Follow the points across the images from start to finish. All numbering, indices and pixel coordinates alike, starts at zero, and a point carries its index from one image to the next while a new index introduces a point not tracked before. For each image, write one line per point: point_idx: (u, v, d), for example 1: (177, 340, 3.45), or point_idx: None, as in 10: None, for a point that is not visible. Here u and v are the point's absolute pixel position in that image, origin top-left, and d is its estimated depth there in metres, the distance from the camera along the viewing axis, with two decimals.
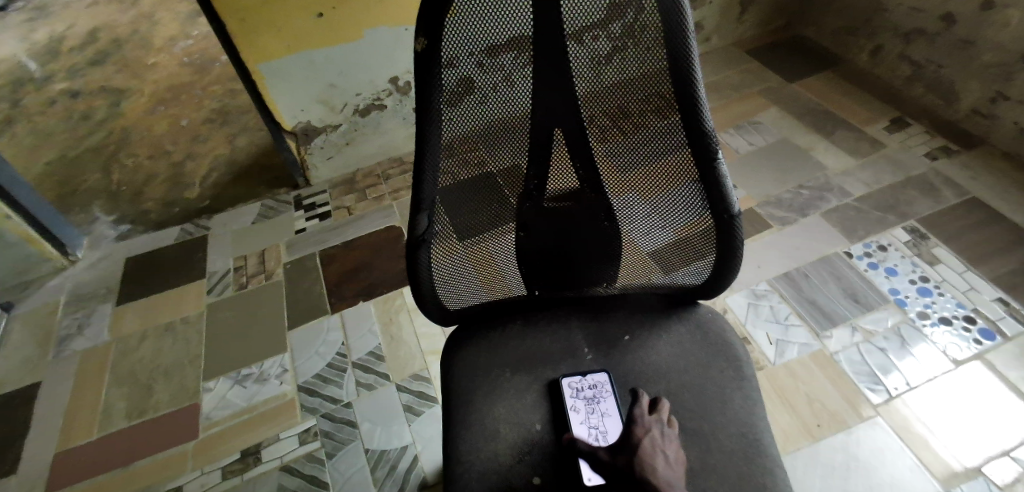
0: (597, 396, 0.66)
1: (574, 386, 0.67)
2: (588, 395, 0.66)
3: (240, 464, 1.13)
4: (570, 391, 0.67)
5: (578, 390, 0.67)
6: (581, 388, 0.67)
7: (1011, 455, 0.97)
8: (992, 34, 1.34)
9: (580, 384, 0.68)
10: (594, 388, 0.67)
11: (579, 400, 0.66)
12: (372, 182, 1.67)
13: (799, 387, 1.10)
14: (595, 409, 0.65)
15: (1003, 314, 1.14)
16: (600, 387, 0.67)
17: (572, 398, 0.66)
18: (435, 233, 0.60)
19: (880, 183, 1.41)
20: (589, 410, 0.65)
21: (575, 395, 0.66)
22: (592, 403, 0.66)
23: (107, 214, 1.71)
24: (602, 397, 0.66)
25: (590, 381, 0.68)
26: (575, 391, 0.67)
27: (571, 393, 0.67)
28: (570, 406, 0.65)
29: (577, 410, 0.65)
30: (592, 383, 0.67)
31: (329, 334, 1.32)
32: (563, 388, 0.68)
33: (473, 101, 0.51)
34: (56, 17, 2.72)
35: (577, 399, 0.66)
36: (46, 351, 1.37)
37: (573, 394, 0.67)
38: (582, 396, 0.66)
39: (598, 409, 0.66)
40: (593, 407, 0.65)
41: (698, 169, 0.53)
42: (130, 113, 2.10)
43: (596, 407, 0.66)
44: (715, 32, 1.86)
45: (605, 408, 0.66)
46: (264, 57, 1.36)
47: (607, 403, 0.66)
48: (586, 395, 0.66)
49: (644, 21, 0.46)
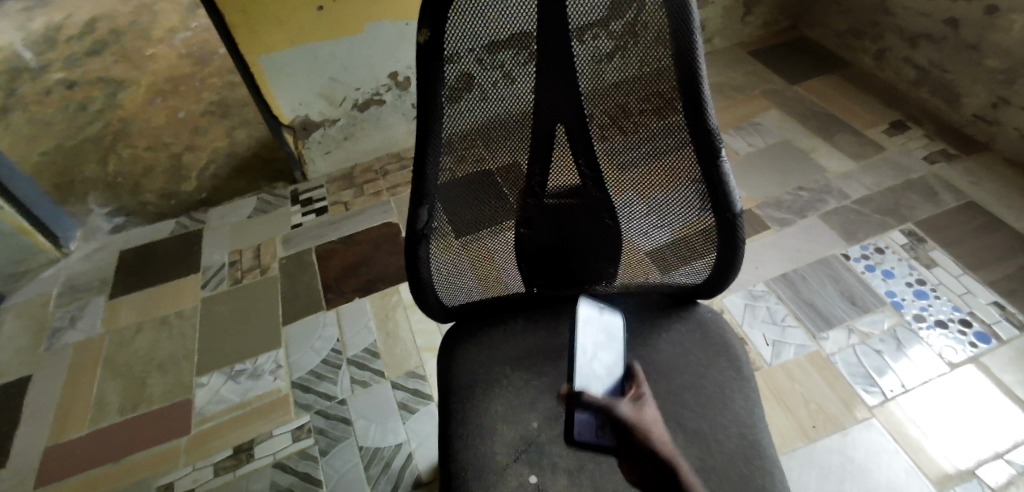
0: (610, 335, 0.59)
1: (588, 315, 0.58)
2: (604, 331, 0.59)
3: (233, 460, 1.12)
4: (587, 316, 0.57)
5: (597, 315, 0.59)
6: (599, 315, 0.59)
7: (1005, 458, 0.97)
8: (997, 40, 1.34)
9: (598, 309, 0.60)
10: (609, 324, 0.60)
11: (594, 331, 0.57)
12: (371, 178, 1.66)
13: (795, 388, 1.10)
14: (606, 351, 0.57)
15: (999, 318, 1.14)
16: (614, 329, 0.60)
17: (589, 315, 0.58)
18: (433, 230, 0.59)
19: (880, 186, 1.41)
20: (599, 350, 0.56)
21: (590, 319, 0.58)
22: (607, 344, 0.58)
23: (103, 206, 1.70)
24: (615, 337, 0.59)
25: (607, 315, 0.61)
26: (593, 315, 0.59)
27: (590, 313, 0.58)
28: (586, 321, 0.57)
29: (589, 335, 0.56)
30: (609, 320, 0.60)
31: (325, 330, 1.31)
32: (582, 304, 0.58)
33: (473, 98, 0.51)
34: (55, 7, 2.69)
35: (593, 330, 0.57)
36: (39, 342, 1.36)
37: (588, 312, 0.58)
38: (599, 326, 0.59)
39: (609, 353, 0.57)
40: (607, 344, 0.58)
41: (701, 168, 0.53)
42: (128, 104, 2.08)
43: (607, 350, 0.57)
44: (718, 33, 1.86)
45: (615, 347, 0.58)
46: (264, 50, 1.34)
47: (619, 345, 0.59)
48: (603, 331, 0.59)
49: (648, 19, 0.46)
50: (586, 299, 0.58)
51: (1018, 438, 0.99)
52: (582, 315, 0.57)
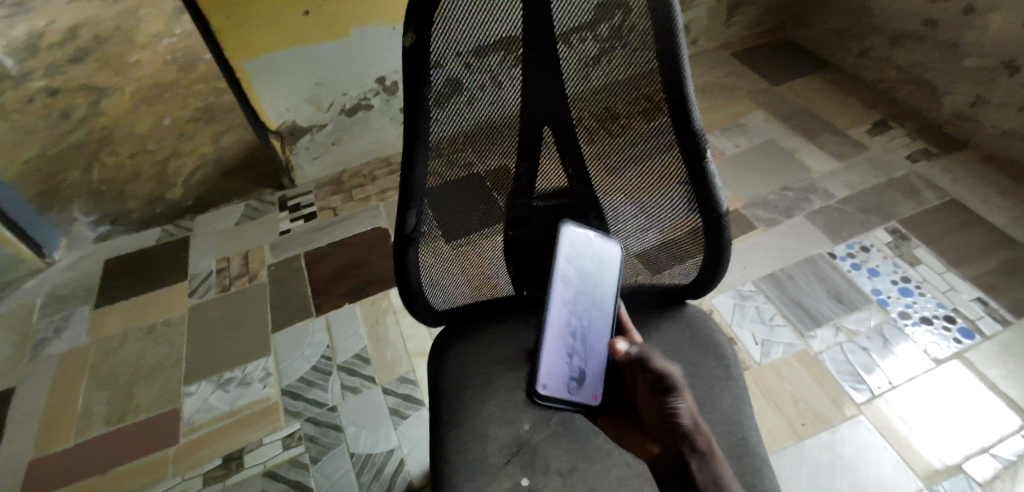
0: (596, 271, 0.59)
1: (572, 252, 0.57)
2: (590, 268, 0.58)
3: (223, 470, 1.11)
4: (570, 259, 0.56)
5: (582, 249, 0.58)
6: (584, 249, 0.58)
7: (991, 452, 0.98)
8: (975, 39, 1.36)
9: (583, 243, 0.58)
10: (600, 255, 0.60)
11: (579, 275, 0.57)
12: (359, 182, 1.66)
13: (785, 386, 1.11)
14: (590, 296, 0.58)
15: (982, 314, 1.16)
16: (607, 255, 0.60)
17: (573, 257, 0.57)
18: (423, 233, 0.59)
19: (864, 185, 1.43)
20: (584, 298, 0.58)
21: (574, 261, 0.57)
22: (588, 290, 0.58)
23: (87, 214, 1.68)
24: (603, 269, 0.60)
25: (599, 246, 0.60)
26: (577, 254, 0.57)
27: (573, 257, 0.57)
28: (572, 266, 0.57)
29: (574, 280, 0.57)
30: (600, 251, 0.59)
31: (314, 336, 1.30)
32: (564, 234, 0.56)
33: (461, 101, 0.51)
34: (37, 13, 2.66)
35: (578, 273, 0.57)
36: (22, 354, 1.34)
37: (571, 252, 0.57)
38: (584, 269, 0.58)
39: (595, 293, 0.59)
40: (588, 287, 0.58)
41: (687, 169, 0.53)
42: (112, 111, 2.06)
43: (591, 291, 0.58)
44: (703, 35, 1.88)
45: (600, 282, 0.59)
46: (249, 55, 1.34)
47: (608, 274, 0.60)
48: (587, 269, 0.58)
49: (633, 22, 0.47)
50: (571, 227, 0.57)
51: (1003, 432, 1.00)
52: (563, 261, 0.56)
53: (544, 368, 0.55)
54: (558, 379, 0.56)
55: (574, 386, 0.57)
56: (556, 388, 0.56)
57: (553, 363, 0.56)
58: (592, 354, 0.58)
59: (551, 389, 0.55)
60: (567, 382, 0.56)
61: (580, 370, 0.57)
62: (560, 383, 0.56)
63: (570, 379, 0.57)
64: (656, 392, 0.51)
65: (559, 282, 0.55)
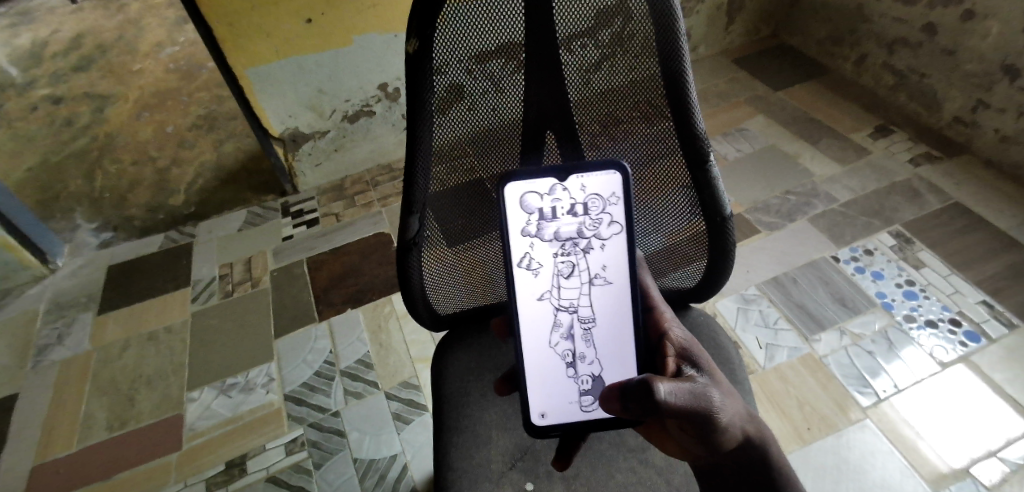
0: (583, 234, 0.54)
1: (543, 200, 0.52)
2: (570, 235, 0.54)
3: (225, 476, 1.11)
4: (533, 233, 0.53)
5: (555, 207, 0.53)
6: (557, 208, 0.53)
7: (998, 456, 0.98)
8: (974, 44, 1.37)
9: (552, 199, 0.53)
10: (587, 203, 0.52)
11: (556, 249, 0.54)
12: (361, 189, 1.66)
13: (789, 390, 1.10)
14: (583, 274, 0.55)
15: (987, 317, 1.15)
16: (601, 196, 0.52)
17: (537, 223, 0.53)
18: (425, 238, 0.58)
19: (865, 189, 1.43)
20: (573, 281, 0.55)
21: (542, 234, 0.54)
22: (576, 268, 0.54)
23: (89, 221, 1.68)
24: (597, 227, 0.53)
25: (586, 191, 0.52)
26: (544, 219, 0.53)
27: (537, 229, 0.53)
28: (539, 241, 0.54)
29: (549, 260, 0.54)
30: (584, 200, 0.52)
31: (317, 342, 1.30)
32: (507, 198, 0.52)
33: (463, 107, 0.51)
34: (40, 23, 2.68)
35: (554, 247, 0.54)
36: (24, 361, 1.34)
37: (532, 222, 0.53)
38: (562, 239, 0.54)
39: (589, 268, 0.54)
40: (574, 263, 0.54)
41: (690, 173, 0.53)
42: (114, 119, 2.07)
43: (582, 267, 0.54)
44: (702, 41, 1.88)
45: (592, 247, 0.54)
46: (251, 62, 1.35)
47: (601, 234, 0.53)
48: (568, 236, 0.54)
49: (633, 29, 0.47)
50: (514, 184, 0.51)
51: (1010, 436, 1.00)
52: (522, 241, 0.53)
53: (537, 389, 0.56)
54: (558, 402, 0.56)
55: (587, 399, 0.56)
56: (560, 411, 0.56)
57: (550, 384, 0.56)
58: (600, 353, 0.56)
59: (556, 415, 0.56)
60: (576, 397, 0.56)
61: (590, 377, 0.56)
62: (563, 404, 0.56)
63: (579, 393, 0.56)
64: (695, 422, 0.45)
65: (524, 271, 0.54)
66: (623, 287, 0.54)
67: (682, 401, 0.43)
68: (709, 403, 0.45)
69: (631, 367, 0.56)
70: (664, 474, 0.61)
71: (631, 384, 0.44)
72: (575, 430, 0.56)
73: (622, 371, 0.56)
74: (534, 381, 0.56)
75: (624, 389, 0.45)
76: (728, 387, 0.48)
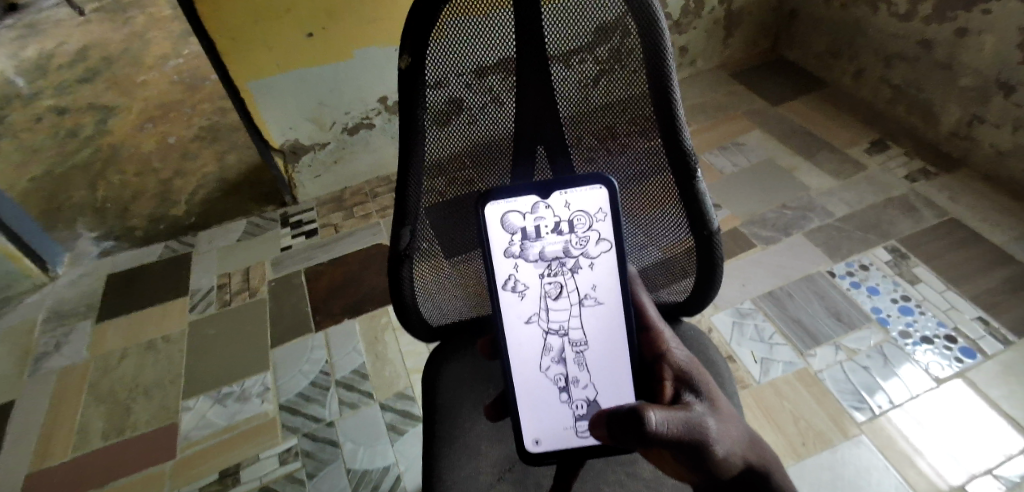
0: (570, 253, 0.54)
1: (527, 218, 0.53)
2: (556, 254, 0.55)
3: (219, 485, 1.11)
4: (517, 254, 0.54)
5: (538, 225, 0.53)
6: (540, 227, 0.53)
7: (995, 473, 0.97)
8: (969, 60, 1.38)
9: (535, 218, 0.53)
10: (573, 220, 0.53)
11: (542, 270, 0.55)
12: (360, 200, 1.67)
13: (784, 405, 1.10)
14: (572, 295, 0.55)
15: (983, 333, 1.15)
16: (588, 212, 0.52)
17: (520, 243, 0.54)
18: (419, 249, 0.59)
19: (862, 203, 1.44)
20: (562, 302, 0.56)
21: (526, 255, 0.54)
22: (564, 289, 0.55)
23: (91, 230, 1.70)
24: (585, 246, 0.54)
25: (571, 208, 0.52)
26: (528, 239, 0.54)
27: (520, 249, 0.54)
28: (524, 261, 0.55)
29: (535, 281, 0.55)
30: (569, 217, 0.53)
31: (313, 352, 1.30)
32: (488, 218, 0.53)
33: (461, 120, 0.52)
34: (47, 35, 2.72)
35: (540, 268, 0.55)
36: (22, 369, 1.34)
37: (515, 242, 0.54)
38: (547, 259, 0.55)
39: (578, 288, 0.55)
40: (562, 284, 0.55)
41: (679, 189, 0.54)
42: (118, 130, 2.09)
43: (571, 287, 0.55)
44: (700, 57, 1.90)
45: (580, 266, 0.55)
46: (252, 75, 1.37)
47: (590, 252, 0.54)
48: (553, 255, 0.55)
49: (629, 46, 0.48)
50: (494, 203, 0.52)
51: (1008, 453, 0.99)
52: (506, 262, 0.54)
53: (529, 416, 0.57)
54: (552, 427, 0.57)
55: (582, 425, 0.57)
56: (553, 437, 0.57)
57: (542, 410, 0.57)
58: (593, 376, 0.57)
59: (550, 440, 0.57)
60: (571, 423, 0.57)
61: (585, 402, 0.57)
62: (557, 429, 0.57)
63: (575, 418, 0.57)
64: (689, 450, 0.45)
65: (508, 293, 0.55)
66: (613, 307, 0.55)
67: (674, 430, 0.44)
68: (702, 432, 0.45)
69: (625, 388, 0.56)
70: (652, 486, 0.62)
71: (621, 410, 0.44)
72: (571, 456, 0.57)
73: (615, 394, 0.57)
74: (526, 407, 0.57)
75: (613, 414, 0.45)
76: (725, 412, 0.50)
